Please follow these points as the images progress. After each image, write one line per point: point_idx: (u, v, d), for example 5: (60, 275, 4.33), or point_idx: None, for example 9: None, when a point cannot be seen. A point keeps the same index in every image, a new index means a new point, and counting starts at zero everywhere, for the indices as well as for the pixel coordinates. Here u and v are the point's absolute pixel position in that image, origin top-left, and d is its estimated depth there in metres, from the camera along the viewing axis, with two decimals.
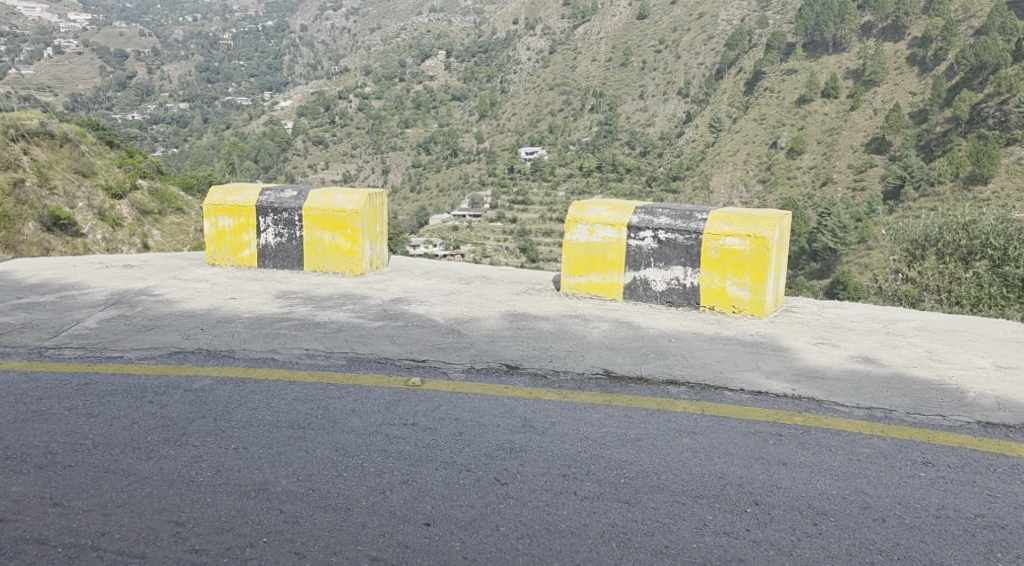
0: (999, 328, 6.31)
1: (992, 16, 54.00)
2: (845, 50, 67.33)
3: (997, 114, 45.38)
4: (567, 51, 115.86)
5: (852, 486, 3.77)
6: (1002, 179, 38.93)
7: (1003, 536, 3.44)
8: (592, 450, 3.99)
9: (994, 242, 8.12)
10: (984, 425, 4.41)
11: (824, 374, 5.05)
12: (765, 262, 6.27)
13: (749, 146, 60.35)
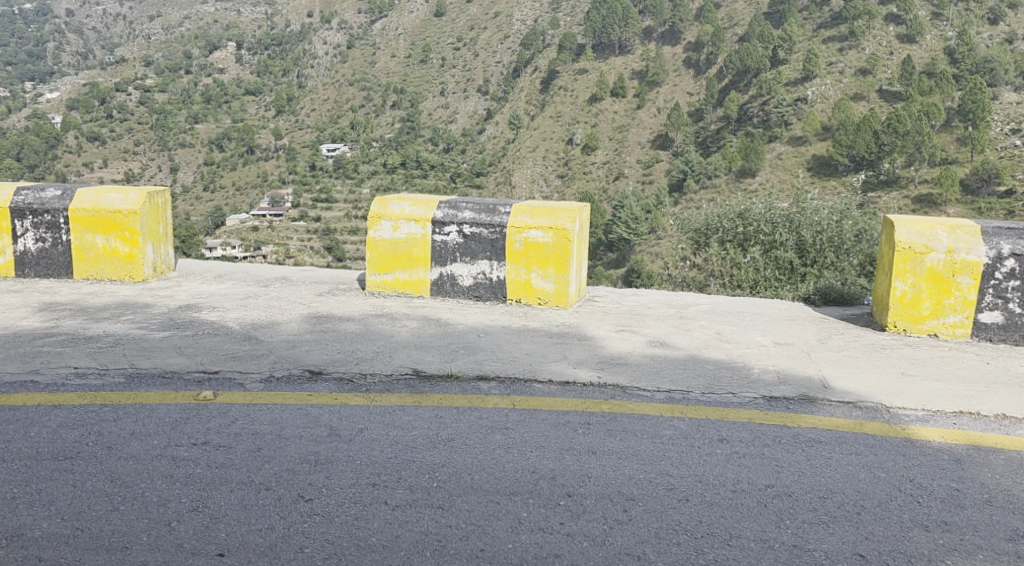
0: (777, 306, 6.70)
1: (752, 26, 61.21)
2: (629, 52, 71.58)
3: (761, 114, 51.91)
4: (365, 46, 114.94)
5: (658, 469, 3.83)
6: (765, 173, 44.45)
7: (790, 505, 3.57)
8: (400, 455, 3.85)
9: (765, 227, 8.60)
10: (769, 400, 4.61)
11: (626, 361, 5.14)
12: (568, 253, 6.32)
13: (547, 143, 61.57)
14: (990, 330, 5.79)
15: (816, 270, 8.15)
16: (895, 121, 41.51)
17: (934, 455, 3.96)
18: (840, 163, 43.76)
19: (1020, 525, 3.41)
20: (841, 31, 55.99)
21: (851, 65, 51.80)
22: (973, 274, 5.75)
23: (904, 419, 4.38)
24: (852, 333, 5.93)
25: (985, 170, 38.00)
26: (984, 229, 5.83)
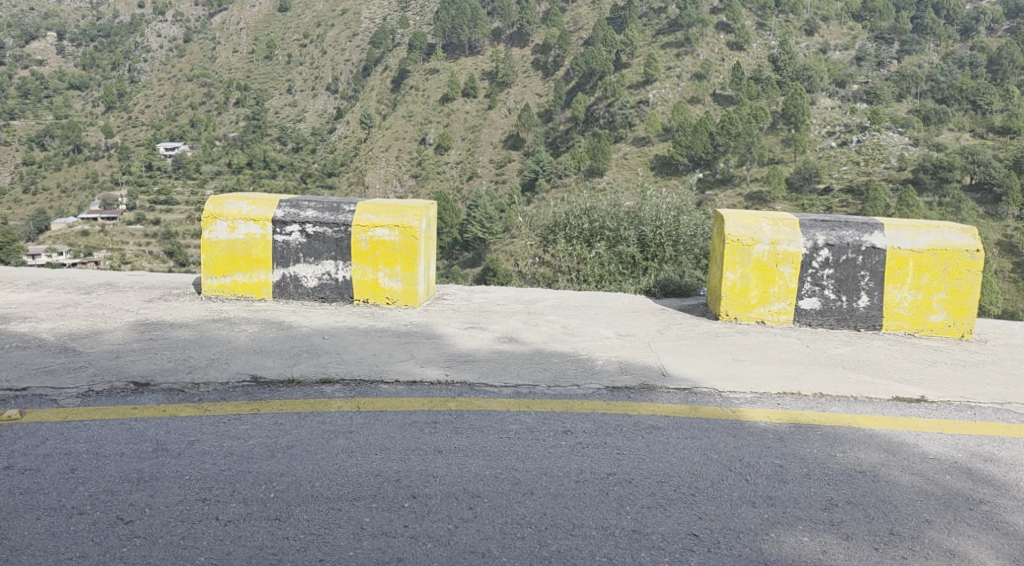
0: (619, 299, 6.86)
1: (597, 30, 63.36)
2: (479, 53, 72.44)
3: (606, 115, 53.03)
4: (204, 40, 111.10)
5: (504, 464, 3.82)
6: (613, 172, 45.57)
7: (629, 491, 3.64)
8: (233, 466, 3.70)
9: (609, 224, 8.78)
10: (610, 390, 4.69)
11: (473, 357, 5.12)
12: (415, 251, 6.25)
13: (399, 143, 60.69)
14: (812, 314, 6.11)
15: (657, 264, 8.37)
16: (728, 123, 43.70)
17: (761, 434, 4.13)
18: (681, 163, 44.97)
19: (836, 494, 3.59)
20: (677, 36, 58.62)
21: (688, 69, 54.22)
22: (794, 264, 6.06)
23: (732, 403, 4.55)
24: (690, 323, 6.11)
25: (806, 169, 41.54)
26: (803, 221, 6.15)
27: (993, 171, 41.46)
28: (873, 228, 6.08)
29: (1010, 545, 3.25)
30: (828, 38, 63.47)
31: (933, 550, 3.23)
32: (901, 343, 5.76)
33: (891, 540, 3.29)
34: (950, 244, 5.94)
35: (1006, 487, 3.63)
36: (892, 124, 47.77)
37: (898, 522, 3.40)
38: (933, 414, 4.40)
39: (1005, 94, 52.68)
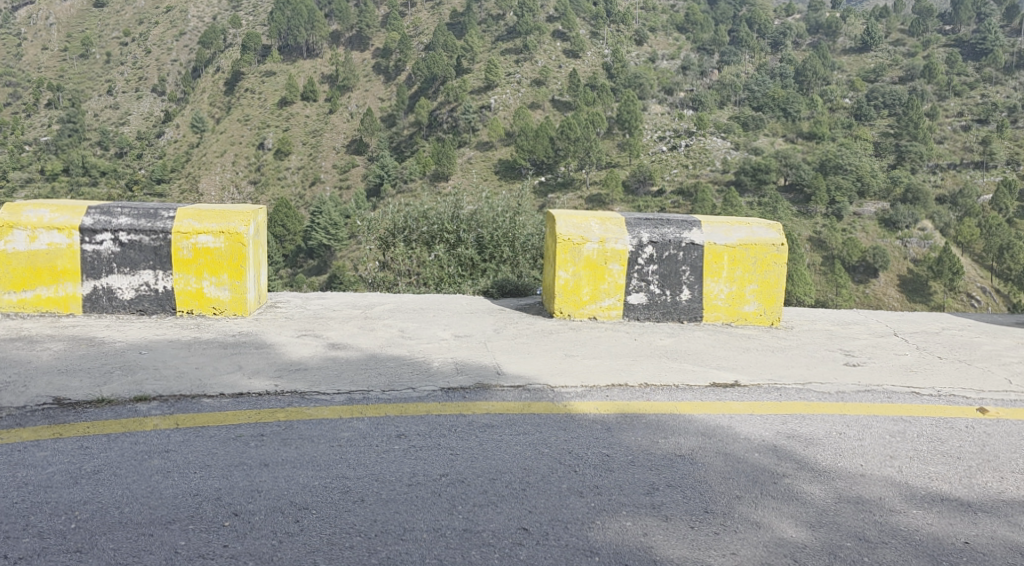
0: (456, 301, 6.87)
1: (436, 35, 63.76)
2: (317, 56, 71.35)
3: (449, 120, 52.90)
4: (10, 38, 103.65)
5: (332, 474, 3.74)
6: (458, 176, 45.68)
7: (462, 491, 3.63)
8: (31, 498, 3.49)
9: (448, 226, 8.71)
10: (446, 391, 4.67)
11: (305, 365, 5.00)
12: (242, 258, 6.08)
13: (235, 147, 57.85)
14: (639, 309, 6.29)
15: (494, 266, 8.40)
16: (567, 128, 44.47)
17: (590, 426, 4.22)
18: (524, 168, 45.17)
19: (657, 479, 3.70)
20: (516, 43, 59.61)
21: (528, 76, 55.17)
22: (621, 261, 6.22)
23: (564, 397, 4.62)
24: (524, 322, 6.17)
25: (641, 172, 42.95)
26: (628, 220, 6.33)
27: (802, 174, 44.47)
28: (691, 225, 6.33)
29: (806, 513, 3.45)
30: (656, 47, 66.30)
31: (742, 522, 3.40)
32: (719, 333, 6.04)
33: (704, 519, 3.43)
34: (759, 239, 6.28)
35: (809, 460, 3.87)
36: (716, 129, 50.01)
37: (712, 500, 3.55)
38: (745, 398, 4.62)
39: (813, 103, 56.80)
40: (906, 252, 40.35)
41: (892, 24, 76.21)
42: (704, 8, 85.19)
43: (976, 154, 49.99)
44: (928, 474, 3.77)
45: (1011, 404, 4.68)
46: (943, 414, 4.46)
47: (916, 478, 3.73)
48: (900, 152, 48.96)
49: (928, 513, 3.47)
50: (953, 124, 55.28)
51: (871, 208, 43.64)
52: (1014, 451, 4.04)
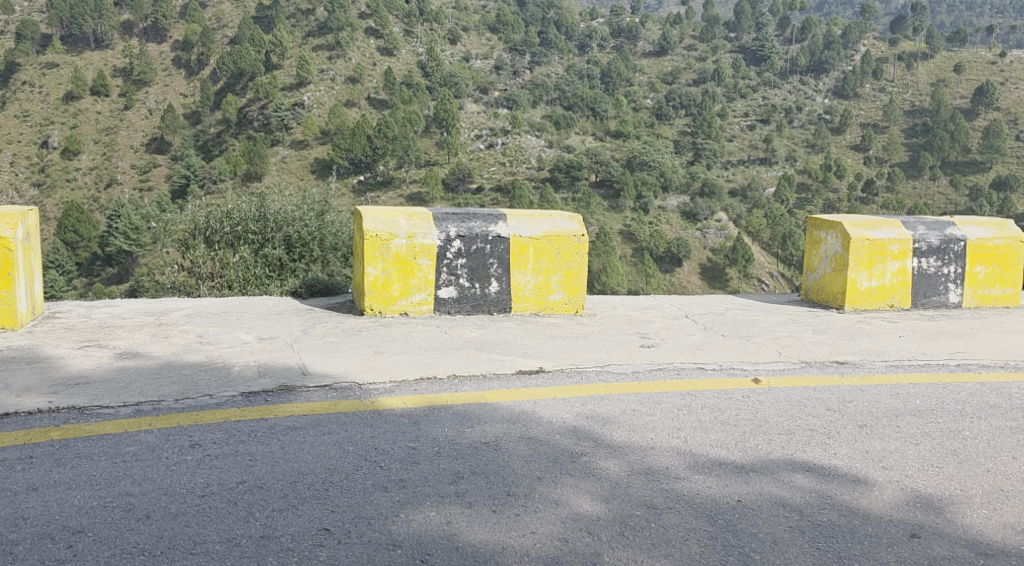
0: (261, 303, 6.66)
1: (242, 29, 61.69)
2: (108, 48, 67.16)
3: (259, 117, 51.05)
4: None
5: (114, 491, 3.55)
6: (273, 176, 44.26)
7: (259, 497, 3.53)
8: None
9: (253, 225, 8.34)
10: (246, 395, 4.52)
11: (87, 379, 4.69)
12: (10, 266, 5.68)
13: (14, 145, 53.38)
14: (449, 304, 6.30)
15: (304, 265, 8.19)
16: (385, 127, 44.07)
17: (396, 421, 4.21)
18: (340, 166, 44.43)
19: (462, 467, 3.75)
20: (327, 39, 58.43)
21: (341, 72, 54.23)
22: (430, 256, 6.21)
23: (371, 393, 4.59)
24: (332, 321, 6.05)
25: (460, 170, 43.08)
26: (435, 215, 6.34)
27: (612, 171, 45.69)
28: (496, 219, 6.41)
29: (600, 488, 3.59)
30: (469, 47, 66.83)
31: (542, 500, 3.50)
32: (526, 322, 6.17)
33: (506, 501, 3.50)
34: (561, 231, 6.47)
35: (606, 438, 4.02)
36: (530, 127, 50.98)
37: (513, 483, 3.62)
38: (548, 383, 4.75)
39: (618, 103, 58.92)
40: (705, 243, 42.72)
41: (685, 30, 80.35)
42: (513, 9, 86.16)
43: (760, 150, 54.96)
44: (710, 442, 4.01)
45: (785, 372, 5.09)
46: (725, 386, 4.77)
47: (701, 446, 3.95)
48: (697, 150, 51.87)
49: (709, 477, 3.68)
50: (740, 124, 59.22)
51: (675, 201, 46.28)
52: (785, 415, 4.37)
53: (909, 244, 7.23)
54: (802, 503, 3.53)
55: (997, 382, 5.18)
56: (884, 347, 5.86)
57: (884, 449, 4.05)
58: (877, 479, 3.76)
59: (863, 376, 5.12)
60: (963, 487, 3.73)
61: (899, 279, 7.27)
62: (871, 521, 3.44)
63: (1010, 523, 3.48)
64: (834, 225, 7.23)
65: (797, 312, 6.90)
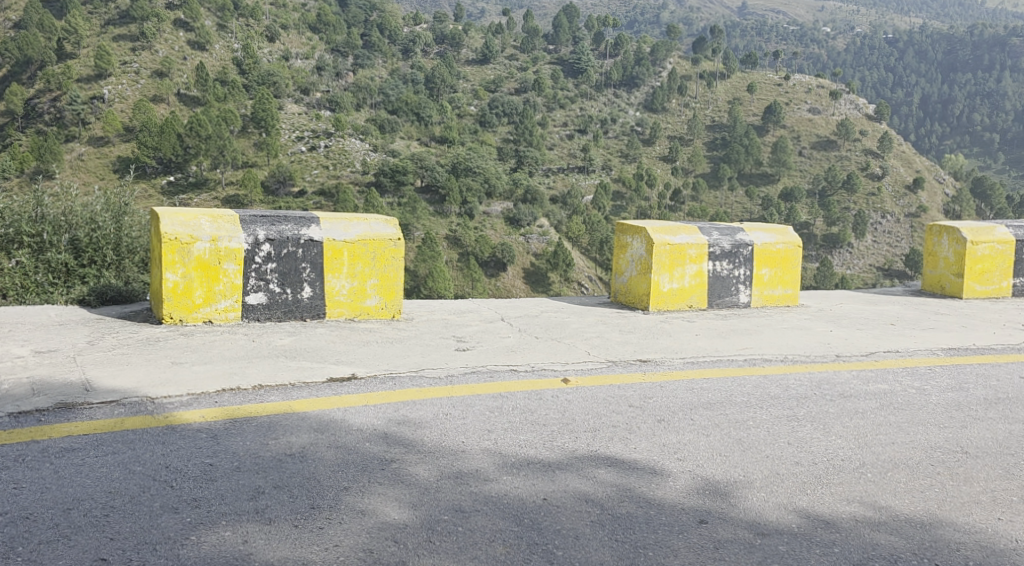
0: (42, 313, 6.20)
1: (31, 13, 57.29)
2: None
3: (51, 110, 47.42)
4: None
5: None
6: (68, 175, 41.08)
7: (26, 529, 3.28)
8: None
9: (32, 227, 7.45)
10: (16, 416, 4.17)
11: None
12: None
13: None
14: (258, 310, 6.10)
15: (96, 270, 7.59)
16: (197, 125, 42.20)
17: (193, 436, 4.02)
18: (146, 165, 42.27)
19: (263, 482, 3.63)
20: (130, 29, 54.97)
21: (146, 66, 51.63)
22: (237, 260, 5.99)
23: (164, 408, 4.36)
24: (125, 331, 5.73)
25: (281, 173, 42.03)
26: (242, 217, 6.12)
27: (436, 176, 45.59)
28: (309, 222, 6.28)
29: (408, 494, 3.56)
30: (289, 46, 65.05)
31: (346, 512, 3.44)
32: (340, 329, 6.07)
33: (309, 515, 3.41)
34: (376, 235, 6.43)
35: (416, 443, 4.00)
36: (353, 131, 50.33)
37: (318, 494, 3.54)
38: (360, 390, 4.68)
39: (442, 109, 58.96)
40: (528, 247, 43.70)
41: (506, 38, 81.39)
42: (334, 9, 84.00)
43: (579, 160, 56.14)
44: (519, 441, 4.07)
45: (593, 371, 5.26)
46: (535, 387, 4.85)
47: (510, 446, 4.01)
48: (519, 157, 52.70)
49: (516, 477, 3.74)
50: (560, 132, 60.61)
51: (499, 207, 46.80)
52: (591, 413, 4.50)
53: (705, 248, 7.66)
54: (604, 497, 3.64)
55: (779, 375, 5.62)
56: (682, 345, 6.20)
57: (678, 442, 4.26)
58: (670, 470, 3.95)
59: (661, 374, 5.39)
60: (746, 472, 4.00)
61: (697, 282, 7.67)
62: (666, 510, 3.59)
63: (787, 505, 3.75)
64: (640, 230, 7.57)
65: (605, 313, 7.14)
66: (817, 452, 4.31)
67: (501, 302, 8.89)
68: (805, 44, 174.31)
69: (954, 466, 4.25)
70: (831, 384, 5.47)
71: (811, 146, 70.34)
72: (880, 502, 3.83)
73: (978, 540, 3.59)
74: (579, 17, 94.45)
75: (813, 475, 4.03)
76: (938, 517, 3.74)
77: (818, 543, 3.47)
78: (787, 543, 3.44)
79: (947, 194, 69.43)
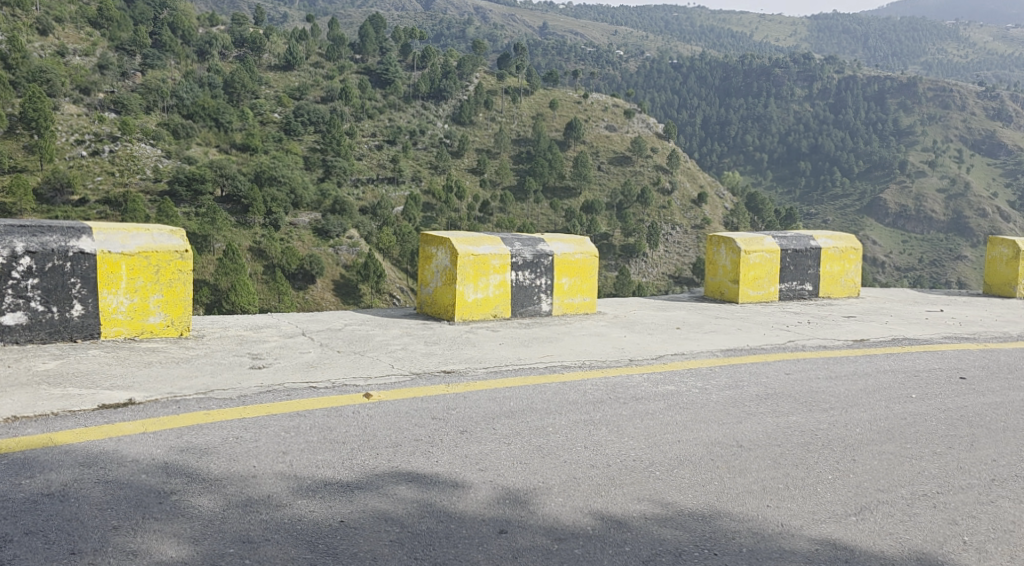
0: None
1: None
2: None
3: None
4: None
5: None
6: None
7: None
8: None
9: None
10: None
11: None
12: None
13: None
14: (17, 331, 5.60)
15: None
16: None
17: None
18: None
19: (15, 527, 3.28)
20: None
21: None
22: None
23: None
24: None
25: (59, 179, 38.84)
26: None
27: (238, 185, 43.86)
28: (79, 233, 5.81)
29: (189, 529, 3.33)
30: (66, 41, 60.45)
31: (113, 554, 3.16)
32: (118, 350, 5.65)
33: (71, 560, 3.12)
34: (159, 246, 6.07)
35: (200, 472, 3.76)
36: (143, 135, 47.60)
37: (81, 539, 3.23)
38: (137, 416, 4.36)
39: (242, 115, 56.77)
40: (338, 259, 43.11)
41: (310, 45, 79.40)
42: (119, 5, 78.89)
43: (388, 171, 55.79)
44: (313, 463, 3.91)
45: (394, 385, 5.15)
46: (334, 403, 4.69)
47: (305, 469, 3.84)
48: (326, 167, 51.65)
49: (312, 501, 3.58)
50: (368, 143, 59.80)
51: (306, 218, 45.80)
52: (392, 427, 4.41)
53: (507, 259, 7.74)
54: (402, 514, 3.55)
55: (577, 380, 5.73)
56: (485, 354, 6.22)
57: (480, 452, 4.25)
58: (471, 482, 3.92)
59: (462, 384, 5.38)
60: (546, 478, 4.04)
61: (500, 292, 7.72)
62: (465, 524, 3.54)
63: (584, 507, 3.81)
64: (443, 241, 7.55)
65: (409, 324, 7.05)
66: (610, 453, 4.42)
67: (299, 314, 8.59)
68: (601, 64, 181.46)
69: (732, 459, 4.46)
70: (624, 388, 5.64)
71: (609, 161, 73.32)
72: (667, 498, 3.96)
73: (750, 528, 3.77)
74: (386, 28, 93.65)
75: (605, 477, 4.13)
76: (716, 509, 3.91)
77: (610, 544, 3.53)
78: (583, 546, 3.47)
79: (728, 209, 74.52)
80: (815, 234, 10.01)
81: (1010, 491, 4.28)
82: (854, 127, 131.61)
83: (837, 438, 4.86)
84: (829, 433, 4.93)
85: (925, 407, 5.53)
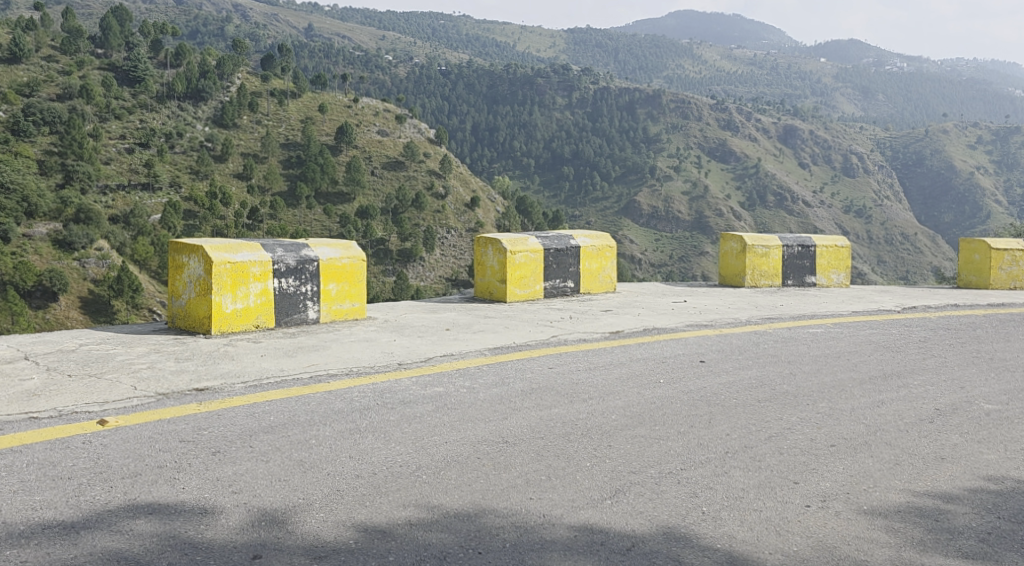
0: None
1: None
2: None
3: None
4: None
5: None
6: None
7: None
8: None
9: None
10: None
11: None
12: None
13: None
14: None
15: None
16: None
17: None
18: None
19: None
20: None
21: None
22: None
23: None
24: None
25: None
26: None
27: None
28: None
29: None
30: None
31: None
32: None
33: None
34: None
35: None
36: None
37: None
38: None
39: None
40: (85, 273, 40.42)
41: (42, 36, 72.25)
42: None
43: (142, 176, 52.62)
44: (28, 506, 3.49)
45: (134, 409, 4.73)
46: (61, 435, 4.23)
47: (22, 515, 3.42)
48: (67, 171, 47.71)
49: (26, 550, 3.19)
50: (116, 147, 55.74)
51: (42, 228, 42.18)
52: (130, 456, 4.03)
53: (268, 265, 7.39)
54: (141, 553, 3.22)
55: (342, 390, 5.50)
56: (243, 367, 5.87)
57: (232, 474, 3.96)
58: (222, 506, 3.64)
59: (214, 401, 5.03)
60: (305, 494, 3.81)
61: (262, 301, 7.35)
62: (211, 553, 3.27)
63: (345, 520, 3.62)
64: (195, 248, 7.08)
65: (158, 341, 6.55)
66: (376, 460, 4.26)
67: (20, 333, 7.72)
68: (369, 68, 178.63)
69: (497, 456, 4.41)
70: (391, 393, 5.48)
71: (382, 166, 72.59)
72: (433, 501, 3.85)
73: (514, 522, 3.72)
74: (132, 22, 87.28)
75: (370, 486, 3.96)
76: (482, 507, 3.84)
77: (371, 555, 3.37)
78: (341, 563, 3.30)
79: (500, 212, 76.35)
80: (573, 233, 10.29)
81: (742, 461, 4.51)
82: (610, 135, 138.31)
83: (594, 426, 4.95)
84: (587, 422, 5.00)
85: (670, 390, 5.75)
